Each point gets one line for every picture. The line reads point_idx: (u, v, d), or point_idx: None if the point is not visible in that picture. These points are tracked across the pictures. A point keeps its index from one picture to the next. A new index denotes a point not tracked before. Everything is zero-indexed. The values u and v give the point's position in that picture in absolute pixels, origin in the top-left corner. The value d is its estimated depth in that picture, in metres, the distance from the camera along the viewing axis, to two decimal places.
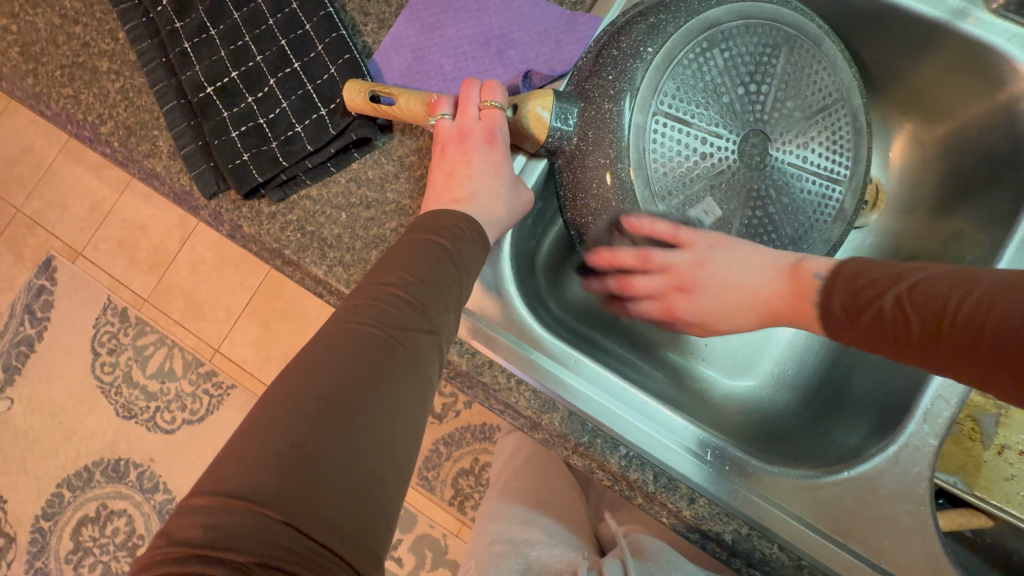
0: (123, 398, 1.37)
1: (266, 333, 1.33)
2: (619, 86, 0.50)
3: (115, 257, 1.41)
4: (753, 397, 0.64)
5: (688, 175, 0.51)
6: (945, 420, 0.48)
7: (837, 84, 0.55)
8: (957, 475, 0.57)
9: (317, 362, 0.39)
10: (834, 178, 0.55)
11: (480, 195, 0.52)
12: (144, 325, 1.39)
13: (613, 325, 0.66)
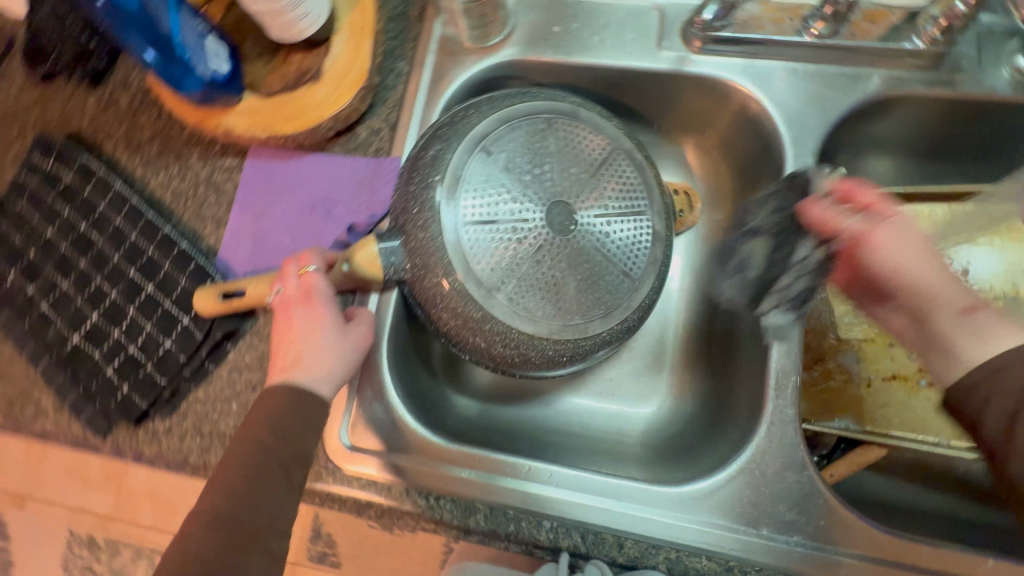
0: None
1: None
2: (424, 215, 0.57)
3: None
4: (664, 414, 0.69)
5: (512, 260, 0.58)
6: (793, 389, 0.55)
7: (605, 138, 0.64)
8: (848, 418, 0.63)
9: (229, 480, 0.48)
10: (636, 210, 0.63)
11: (325, 363, 0.54)
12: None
13: (523, 400, 0.72)
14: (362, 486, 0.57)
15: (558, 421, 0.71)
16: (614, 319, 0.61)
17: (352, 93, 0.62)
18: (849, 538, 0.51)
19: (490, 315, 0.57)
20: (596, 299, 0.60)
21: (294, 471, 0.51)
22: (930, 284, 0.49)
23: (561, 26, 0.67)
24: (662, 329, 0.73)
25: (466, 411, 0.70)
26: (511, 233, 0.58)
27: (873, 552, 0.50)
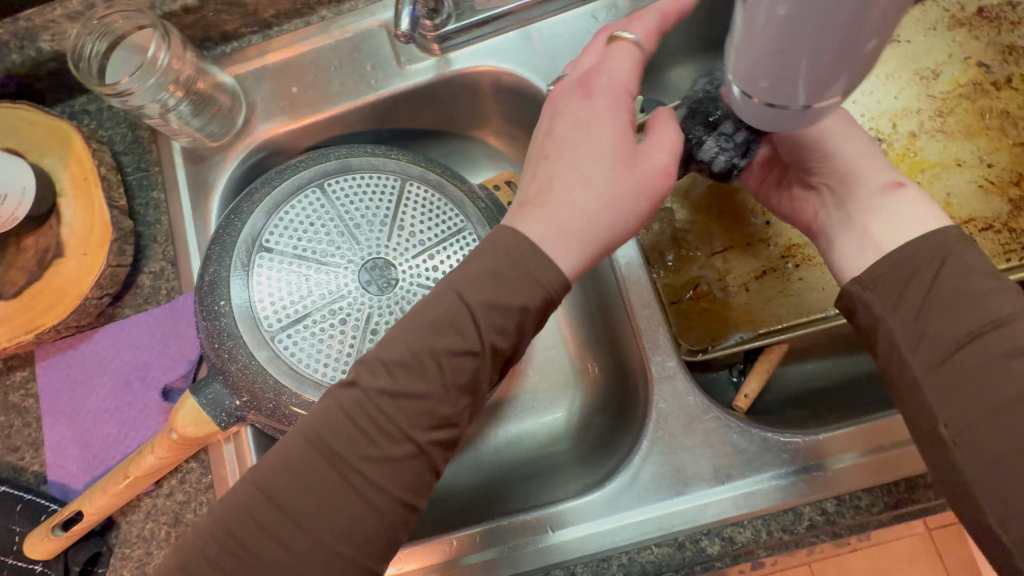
0: None
1: None
2: (228, 346, 0.51)
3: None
4: (582, 406, 0.67)
5: (345, 344, 0.53)
6: (664, 335, 0.53)
7: (390, 176, 0.60)
8: (742, 328, 0.61)
9: (362, 396, 0.40)
10: (453, 229, 0.60)
11: (566, 193, 0.43)
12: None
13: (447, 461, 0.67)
14: None
15: (489, 461, 0.67)
16: None
17: (104, 252, 0.56)
18: (776, 457, 0.49)
19: None
20: None
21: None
22: (865, 161, 0.48)
23: (298, 85, 0.62)
24: (546, 324, 0.70)
25: None
26: (332, 318, 0.53)
27: (802, 455, 0.48)
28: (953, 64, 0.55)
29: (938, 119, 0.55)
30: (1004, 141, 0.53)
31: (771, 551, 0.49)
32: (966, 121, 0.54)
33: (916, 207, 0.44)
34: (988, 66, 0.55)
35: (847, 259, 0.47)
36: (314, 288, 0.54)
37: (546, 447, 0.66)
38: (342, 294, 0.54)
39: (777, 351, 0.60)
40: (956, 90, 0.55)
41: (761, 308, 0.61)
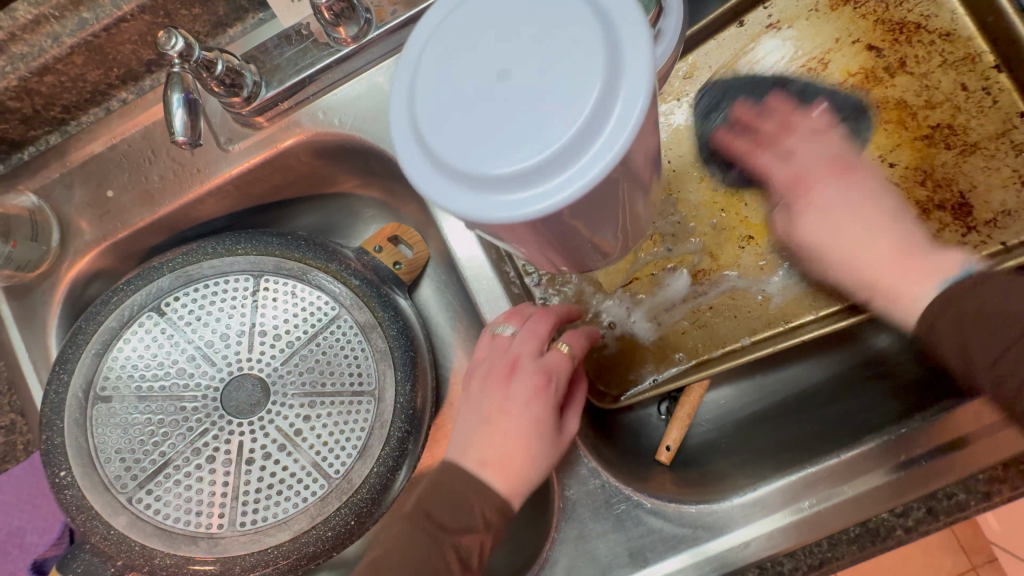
0: None
1: None
2: (84, 517, 0.46)
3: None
4: None
5: (219, 482, 0.49)
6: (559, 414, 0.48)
7: (241, 276, 0.53)
8: (655, 364, 0.53)
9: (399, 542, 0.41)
10: (325, 319, 0.54)
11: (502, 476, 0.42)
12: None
13: None
14: None
15: None
16: (374, 449, 0.52)
17: None
18: (698, 531, 0.45)
19: (235, 553, 0.48)
20: (339, 447, 0.52)
21: None
22: (853, 225, 0.47)
23: (113, 187, 0.54)
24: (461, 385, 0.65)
25: None
26: (197, 458, 0.48)
27: (720, 526, 0.45)
28: (842, 52, 0.52)
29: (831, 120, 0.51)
30: (905, 134, 0.50)
31: None
32: (861, 116, 0.51)
33: (926, 274, 0.44)
34: (880, 49, 0.51)
35: (903, 299, 0.45)
36: (171, 429, 0.49)
37: None
38: (205, 427, 0.49)
39: (698, 388, 0.53)
40: (847, 81, 0.52)
41: (678, 344, 0.53)
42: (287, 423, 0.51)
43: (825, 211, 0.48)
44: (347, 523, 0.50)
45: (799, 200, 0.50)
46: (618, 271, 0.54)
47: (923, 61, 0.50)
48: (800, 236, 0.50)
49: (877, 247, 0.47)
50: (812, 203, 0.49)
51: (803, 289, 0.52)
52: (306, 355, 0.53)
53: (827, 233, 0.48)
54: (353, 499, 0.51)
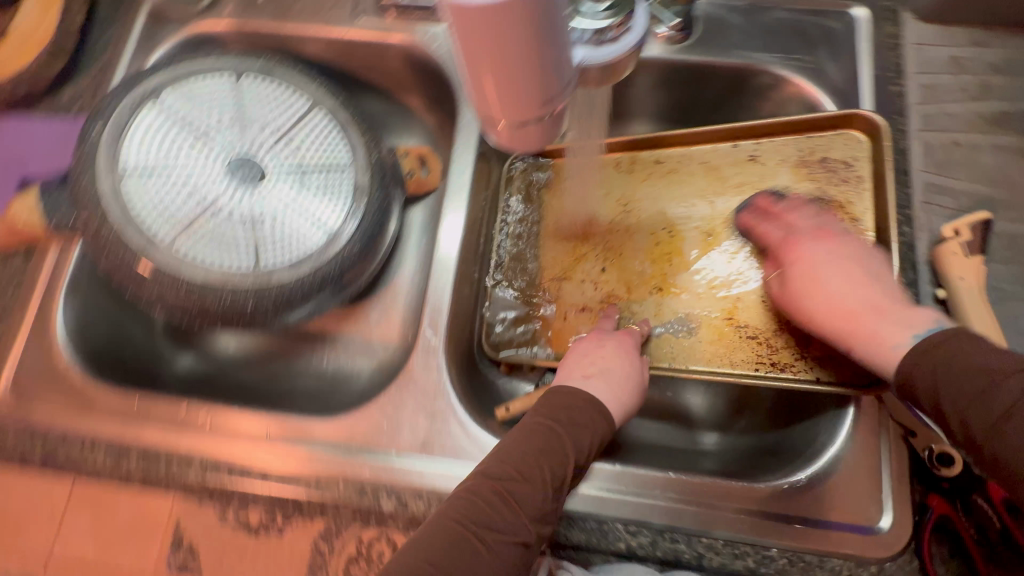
0: None
1: None
2: (87, 165, 0.58)
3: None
4: (381, 366, 0.74)
5: (183, 209, 0.60)
6: (444, 319, 0.60)
7: (304, 97, 0.66)
8: (542, 345, 0.68)
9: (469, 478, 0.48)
10: (336, 163, 0.66)
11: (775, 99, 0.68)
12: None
13: (249, 386, 0.72)
14: (16, 440, 0.56)
15: (287, 385, 0.73)
16: (301, 268, 0.63)
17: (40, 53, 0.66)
18: (480, 456, 0.54)
19: (152, 262, 0.58)
20: (280, 252, 0.62)
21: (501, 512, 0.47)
22: (861, 278, 0.52)
23: None
24: (405, 287, 0.78)
25: (184, 369, 0.70)
26: (184, 184, 0.60)
27: None
28: (788, 193, 0.61)
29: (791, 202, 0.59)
30: None
31: None
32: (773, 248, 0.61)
33: (896, 325, 0.49)
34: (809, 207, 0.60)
35: (879, 352, 0.49)
36: (183, 154, 0.61)
37: (340, 386, 0.74)
38: (203, 169, 0.61)
39: None
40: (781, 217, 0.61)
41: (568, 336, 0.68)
42: (256, 208, 0.62)
43: (820, 280, 0.53)
44: (246, 304, 0.61)
45: (801, 258, 0.55)
46: (562, 268, 0.70)
47: (830, 231, 0.59)
48: (790, 288, 0.55)
49: (866, 308, 0.50)
50: (807, 260, 0.55)
51: (675, 341, 0.63)
52: (305, 175, 0.64)
53: (841, 279, 0.52)
54: (263, 292, 0.61)
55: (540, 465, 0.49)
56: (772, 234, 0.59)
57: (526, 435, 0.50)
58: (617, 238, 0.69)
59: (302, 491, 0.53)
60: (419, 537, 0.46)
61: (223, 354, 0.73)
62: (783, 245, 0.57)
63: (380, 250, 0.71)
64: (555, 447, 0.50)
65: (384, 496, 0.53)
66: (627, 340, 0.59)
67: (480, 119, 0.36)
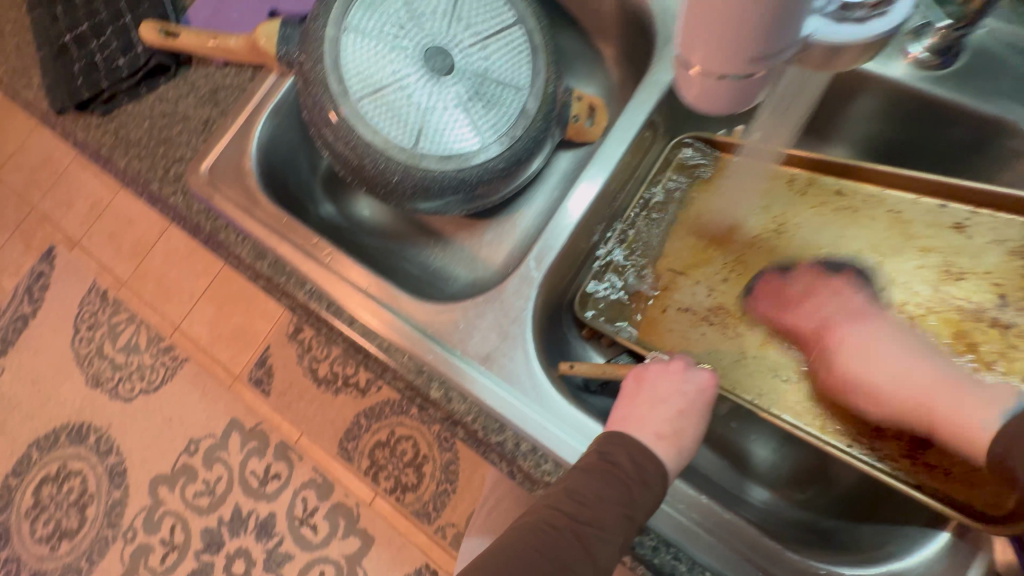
0: (94, 369, 1.57)
1: (220, 313, 1.49)
2: (322, 9, 0.66)
3: (104, 246, 1.61)
4: (475, 280, 0.79)
5: (377, 74, 0.66)
6: (552, 256, 0.61)
7: (512, 14, 0.70)
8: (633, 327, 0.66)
9: (563, 527, 0.40)
10: (514, 84, 0.69)
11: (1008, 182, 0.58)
12: (120, 304, 1.59)
13: (362, 250, 0.79)
14: (196, 212, 0.69)
15: (394, 262, 0.80)
16: (448, 165, 0.68)
17: None
18: (529, 391, 0.55)
19: (337, 110, 0.66)
20: (437, 143, 0.68)
21: (581, 539, 0.40)
22: (919, 363, 0.51)
23: None
24: (529, 222, 0.81)
25: (324, 212, 0.79)
26: (387, 54, 0.66)
27: (549, 404, 0.54)
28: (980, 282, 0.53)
29: (804, 283, 0.60)
30: None
31: (466, 436, 0.57)
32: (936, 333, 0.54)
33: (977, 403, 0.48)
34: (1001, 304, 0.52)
35: (963, 429, 0.47)
36: (395, 29, 0.67)
37: (433, 281, 0.79)
38: (406, 47, 0.67)
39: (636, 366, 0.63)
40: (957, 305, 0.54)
41: (660, 329, 0.66)
42: (434, 96, 0.67)
43: (876, 357, 0.53)
44: (393, 175, 0.68)
45: (844, 345, 0.56)
46: (685, 261, 0.67)
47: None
48: (840, 376, 0.55)
49: (939, 386, 0.50)
50: (860, 346, 0.55)
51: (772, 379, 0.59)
52: (485, 85, 0.68)
53: (874, 365, 0.53)
54: (410, 171, 0.68)
55: (610, 511, 0.41)
56: (804, 323, 0.59)
57: (599, 475, 0.42)
58: (753, 256, 0.64)
59: (373, 347, 0.59)
60: (484, 557, 0.40)
61: (355, 214, 0.83)
62: (820, 330, 0.58)
63: (518, 176, 0.74)
64: (628, 491, 0.42)
65: (434, 383, 0.57)
66: (709, 386, 0.49)
67: (676, 60, 0.35)
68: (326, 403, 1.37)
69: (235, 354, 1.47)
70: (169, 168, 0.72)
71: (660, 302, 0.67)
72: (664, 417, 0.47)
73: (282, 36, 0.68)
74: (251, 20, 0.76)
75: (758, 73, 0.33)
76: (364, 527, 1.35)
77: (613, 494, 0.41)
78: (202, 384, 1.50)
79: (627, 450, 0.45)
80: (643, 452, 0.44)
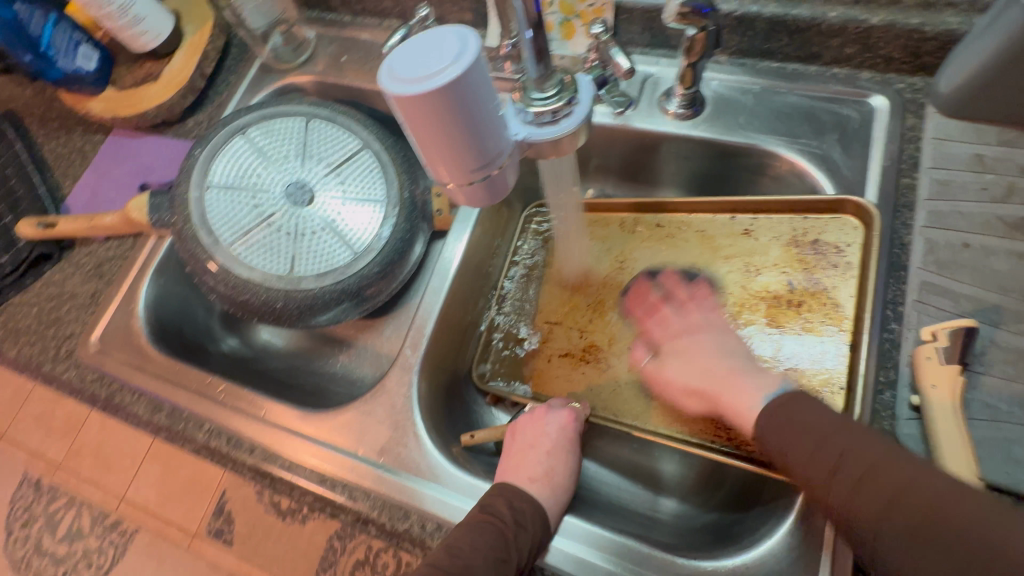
0: (34, 569, 1.44)
1: (168, 470, 1.38)
2: (184, 177, 0.75)
3: (33, 431, 1.50)
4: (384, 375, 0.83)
5: (244, 219, 0.74)
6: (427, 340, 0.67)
7: (357, 141, 0.80)
8: (525, 383, 0.71)
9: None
10: (371, 198, 0.78)
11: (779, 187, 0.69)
12: (56, 489, 1.46)
13: (266, 375, 0.81)
14: (91, 382, 0.72)
15: (304, 378, 0.84)
16: (325, 280, 0.74)
17: (173, 90, 0.84)
18: (425, 471, 0.58)
19: (212, 257, 0.72)
20: (311, 264, 0.75)
21: None
22: (732, 375, 0.55)
23: (346, 57, 0.86)
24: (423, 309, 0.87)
25: (227, 348, 0.83)
26: (249, 200, 0.75)
27: (444, 481, 0.58)
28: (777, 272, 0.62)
29: (690, 292, 0.64)
30: None
31: (378, 531, 0.59)
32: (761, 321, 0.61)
33: (756, 386, 0.54)
34: (797, 288, 0.60)
35: (740, 413, 0.54)
36: (254, 178, 0.76)
37: (344, 387, 0.83)
38: (267, 190, 0.76)
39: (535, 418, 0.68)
40: (766, 295, 0.62)
41: (548, 378, 0.70)
42: (301, 224, 0.75)
43: (683, 345, 0.61)
44: (277, 302, 0.73)
45: (678, 346, 0.62)
46: (557, 309, 0.74)
47: (808, 311, 0.59)
48: (664, 377, 0.62)
49: (746, 380, 0.54)
50: (684, 351, 0.61)
51: (646, 400, 0.64)
52: (345, 205, 0.77)
53: (685, 369, 0.59)
54: (290, 294, 0.73)
55: (483, 559, 0.44)
56: (657, 331, 0.65)
57: (476, 528, 0.46)
58: (609, 293, 0.72)
59: (276, 468, 0.62)
60: None
61: (258, 342, 0.86)
62: (667, 337, 0.63)
63: (400, 273, 0.80)
64: (504, 538, 0.45)
65: (338, 488, 0.59)
66: (571, 421, 0.54)
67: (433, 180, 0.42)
68: (293, 537, 1.21)
69: (190, 509, 1.35)
70: (61, 347, 0.75)
71: (543, 354, 0.72)
72: (536, 462, 0.51)
73: (150, 204, 0.75)
74: (126, 194, 0.83)
75: (495, 169, 0.41)
76: None
77: (487, 543, 0.44)
78: (158, 553, 1.39)
79: (505, 497, 0.48)
80: (519, 496, 0.48)
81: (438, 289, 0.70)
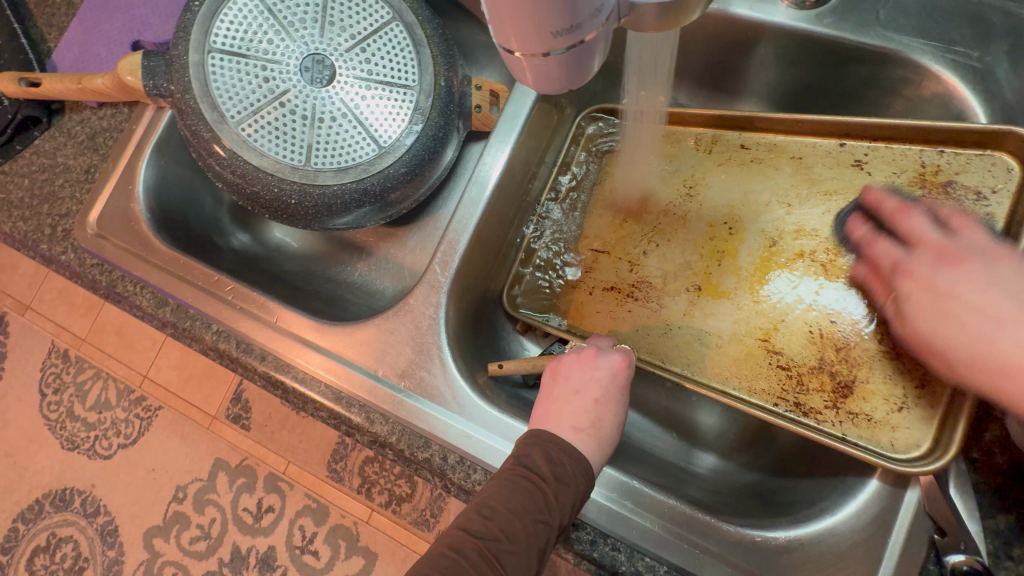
0: (68, 432, 1.46)
1: (187, 355, 1.41)
2: (182, 34, 0.62)
3: (57, 304, 1.49)
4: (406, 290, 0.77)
5: (252, 94, 0.63)
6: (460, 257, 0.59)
7: (387, 11, 0.67)
8: (561, 316, 0.63)
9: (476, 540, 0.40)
10: (401, 82, 0.66)
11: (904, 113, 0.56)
12: (82, 361, 1.47)
13: (279, 278, 0.75)
14: (92, 268, 0.66)
15: (319, 284, 0.77)
16: (345, 177, 0.65)
17: None
18: (451, 402, 0.53)
19: (216, 138, 0.62)
20: (328, 156, 0.64)
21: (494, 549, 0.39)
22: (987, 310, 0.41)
23: None
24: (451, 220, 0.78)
25: (237, 244, 0.76)
26: (258, 71, 0.63)
27: (470, 413, 0.53)
28: None
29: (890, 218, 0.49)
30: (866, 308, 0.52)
31: (395, 456, 0.55)
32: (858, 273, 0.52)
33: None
34: None
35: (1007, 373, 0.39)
36: (264, 43, 0.63)
37: (363, 297, 0.77)
38: (279, 61, 0.63)
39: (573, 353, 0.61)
40: None
41: (588, 312, 0.63)
42: (319, 107, 0.64)
43: (948, 293, 0.43)
44: (290, 197, 0.64)
45: (922, 282, 0.45)
46: (608, 235, 0.64)
47: None
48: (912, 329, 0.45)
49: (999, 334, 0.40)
50: (955, 295, 0.43)
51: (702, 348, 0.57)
52: (371, 88, 0.65)
53: (933, 315, 0.43)
54: (306, 188, 0.64)
55: (522, 524, 0.40)
56: (885, 256, 0.49)
57: (514, 483, 0.41)
58: (671, 222, 0.62)
59: (288, 380, 0.57)
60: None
61: (270, 241, 0.79)
62: (907, 273, 0.46)
63: (429, 178, 0.70)
64: (544, 496, 0.41)
65: (355, 408, 0.55)
66: (623, 367, 0.48)
67: (497, 47, 0.31)
68: (308, 429, 1.25)
69: (209, 394, 1.39)
70: (57, 226, 0.68)
71: (587, 284, 0.64)
72: (581, 410, 0.46)
73: (142, 66, 0.63)
74: (119, 54, 0.72)
75: (583, 38, 0.30)
76: (365, 544, 1.28)
77: (526, 502, 0.40)
78: (180, 429, 1.42)
79: (544, 449, 0.43)
80: (564, 452, 0.43)
81: (476, 200, 0.61)
